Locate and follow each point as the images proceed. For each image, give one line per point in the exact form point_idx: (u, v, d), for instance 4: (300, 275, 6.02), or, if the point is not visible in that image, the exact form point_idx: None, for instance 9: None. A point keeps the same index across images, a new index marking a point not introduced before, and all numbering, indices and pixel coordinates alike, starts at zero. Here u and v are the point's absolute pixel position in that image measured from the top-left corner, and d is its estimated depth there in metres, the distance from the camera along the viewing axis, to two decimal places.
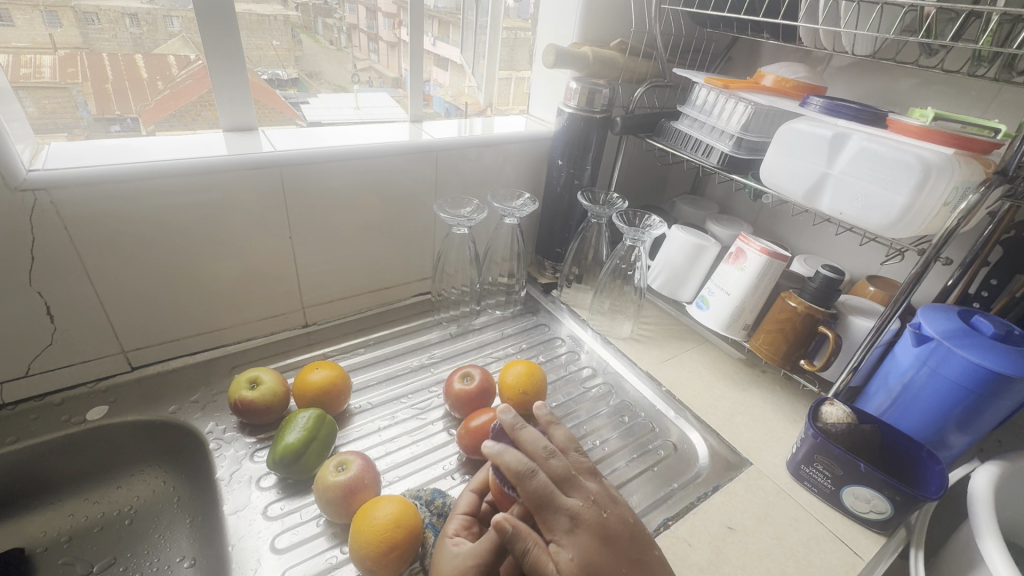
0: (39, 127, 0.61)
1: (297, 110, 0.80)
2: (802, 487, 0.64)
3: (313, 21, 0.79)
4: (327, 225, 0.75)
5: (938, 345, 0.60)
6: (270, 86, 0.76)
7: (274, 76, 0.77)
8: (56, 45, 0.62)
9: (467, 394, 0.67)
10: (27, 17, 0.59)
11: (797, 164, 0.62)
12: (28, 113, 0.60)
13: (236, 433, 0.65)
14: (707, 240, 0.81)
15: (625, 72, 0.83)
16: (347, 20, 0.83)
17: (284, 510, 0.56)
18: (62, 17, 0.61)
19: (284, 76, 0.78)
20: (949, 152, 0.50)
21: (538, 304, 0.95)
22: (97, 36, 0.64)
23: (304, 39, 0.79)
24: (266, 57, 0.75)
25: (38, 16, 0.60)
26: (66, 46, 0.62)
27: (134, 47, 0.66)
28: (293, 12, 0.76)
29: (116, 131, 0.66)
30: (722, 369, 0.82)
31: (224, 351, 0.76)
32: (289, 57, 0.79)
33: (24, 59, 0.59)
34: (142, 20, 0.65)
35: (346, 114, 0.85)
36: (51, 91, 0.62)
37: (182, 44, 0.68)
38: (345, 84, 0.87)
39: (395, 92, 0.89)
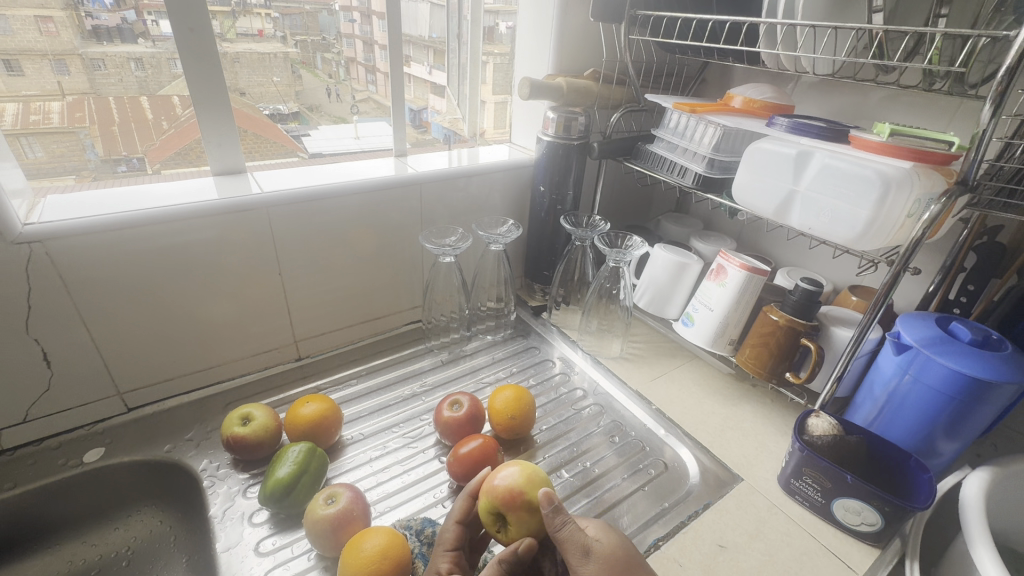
0: (49, 170, 0.66)
1: (297, 142, 0.85)
2: (794, 502, 0.64)
3: (313, 56, 0.82)
4: (318, 259, 0.77)
5: (918, 354, 0.60)
6: (271, 120, 0.80)
7: (275, 111, 0.81)
8: (64, 91, 0.65)
9: (456, 422, 0.68)
10: (36, 66, 0.63)
11: (765, 182, 0.63)
12: (37, 158, 0.65)
13: (229, 469, 0.66)
14: (690, 258, 0.82)
15: (600, 100, 0.86)
16: (345, 54, 0.86)
17: (276, 545, 0.57)
18: (70, 64, 0.65)
19: (284, 110, 0.82)
20: (907, 166, 0.52)
21: (528, 327, 0.96)
22: (103, 81, 0.67)
23: (304, 74, 0.82)
24: (268, 93, 0.79)
25: (47, 65, 0.63)
26: (74, 91, 0.66)
27: (140, 89, 0.69)
28: (292, 49, 0.80)
29: (123, 171, 0.71)
30: (712, 385, 0.83)
31: (220, 387, 0.77)
32: (290, 92, 0.82)
33: (33, 106, 0.64)
34: (147, 64, 0.68)
35: (346, 145, 0.89)
36: (58, 135, 0.66)
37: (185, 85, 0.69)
38: (344, 116, 0.89)
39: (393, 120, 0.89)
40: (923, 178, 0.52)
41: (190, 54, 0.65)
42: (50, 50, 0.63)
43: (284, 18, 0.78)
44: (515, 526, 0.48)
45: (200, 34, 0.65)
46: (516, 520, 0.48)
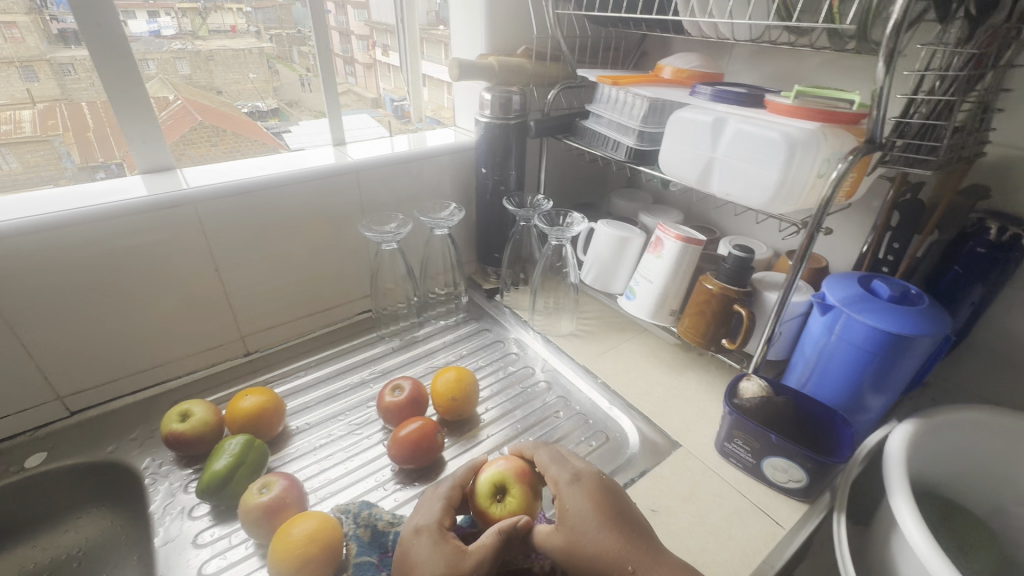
0: (24, 180, 0.68)
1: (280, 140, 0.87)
2: (728, 464, 0.65)
3: (287, 50, 0.86)
4: (256, 253, 0.77)
5: (840, 313, 0.62)
6: (251, 118, 0.86)
7: (253, 108, 0.86)
8: (34, 99, 0.68)
9: (397, 406, 0.68)
10: (5, 74, 0.65)
11: (686, 151, 0.63)
12: (13, 168, 0.68)
13: (172, 466, 0.66)
14: (631, 232, 0.83)
15: (535, 77, 0.85)
16: (324, 47, 0.86)
17: (215, 535, 0.58)
18: (38, 71, 0.66)
19: (263, 107, 0.87)
20: (812, 127, 0.52)
21: (481, 309, 0.97)
22: (73, 86, 0.68)
23: (280, 69, 0.87)
24: (244, 91, 0.84)
25: (16, 73, 0.66)
26: (45, 99, 0.68)
27: (110, 94, 0.69)
28: (267, 44, 0.84)
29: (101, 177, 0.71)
30: (658, 356, 0.84)
31: (166, 386, 0.77)
32: (267, 89, 0.87)
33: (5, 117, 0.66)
34: None
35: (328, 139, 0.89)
36: (35, 145, 0.69)
37: (160, 86, 0.73)
38: (324, 109, 0.90)
39: (374, 112, 0.98)
40: (828, 138, 0.53)
41: (99, 50, 0.63)
42: (17, 59, 0.65)
43: (257, 13, 0.82)
44: (514, 501, 0.52)
45: (108, 30, 0.63)
46: (520, 495, 0.52)
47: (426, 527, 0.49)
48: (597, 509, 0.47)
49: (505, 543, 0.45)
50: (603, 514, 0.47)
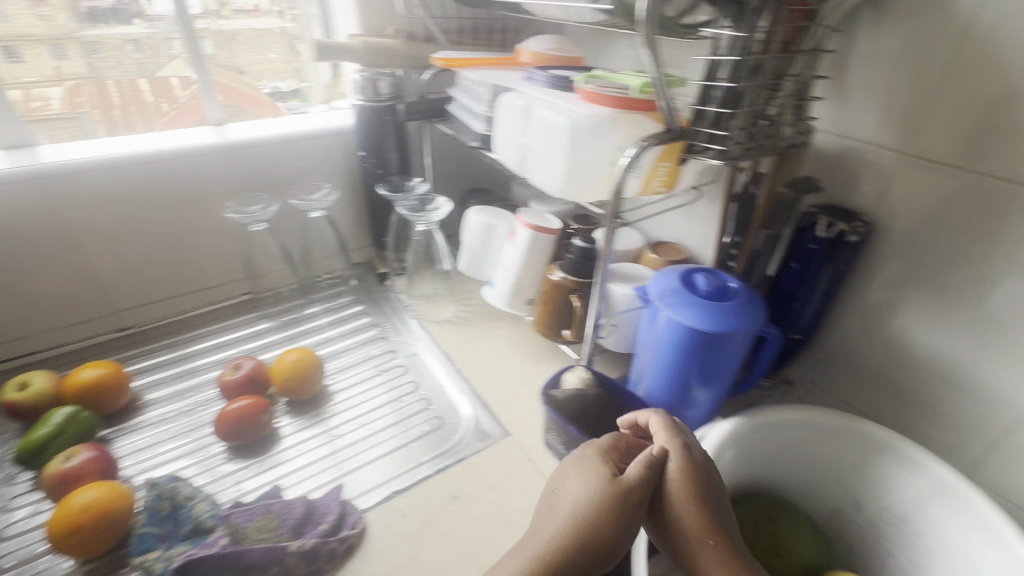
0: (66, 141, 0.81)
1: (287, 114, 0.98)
2: (549, 456, 0.65)
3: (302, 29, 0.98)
4: (122, 230, 0.79)
5: (655, 306, 0.61)
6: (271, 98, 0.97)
7: (275, 89, 0.98)
8: (63, 76, 0.81)
9: (234, 384, 0.70)
10: (36, 52, 0.77)
11: (510, 137, 0.62)
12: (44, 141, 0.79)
13: (13, 434, 0.68)
14: (499, 219, 0.82)
15: (409, 60, 0.83)
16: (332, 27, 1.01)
17: (27, 501, 0.60)
18: (68, 48, 0.80)
19: (283, 88, 0.99)
20: (598, 114, 0.51)
21: (370, 293, 0.97)
22: (100, 64, 0.83)
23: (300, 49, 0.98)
24: (265, 71, 0.96)
25: (44, 50, 0.78)
26: (74, 77, 0.82)
27: (138, 72, 0.86)
28: (288, 24, 0.94)
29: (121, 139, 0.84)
30: (524, 345, 0.83)
31: (35, 357, 0.80)
32: (287, 68, 0.98)
33: (34, 93, 0.78)
34: (143, 44, 0.85)
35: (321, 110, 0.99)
36: (58, 122, 0.81)
37: (181, 65, 0.87)
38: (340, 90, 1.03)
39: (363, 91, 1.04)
40: (620, 124, 0.51)
41: None
42: (47, 36, 0.78)
43: None
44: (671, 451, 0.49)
45: None
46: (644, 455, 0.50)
47: (604, 451, 0.48)
48: (683, 495, 0.44)
49: (661, 464, 0.46)
50: (689, 496, 0.44)
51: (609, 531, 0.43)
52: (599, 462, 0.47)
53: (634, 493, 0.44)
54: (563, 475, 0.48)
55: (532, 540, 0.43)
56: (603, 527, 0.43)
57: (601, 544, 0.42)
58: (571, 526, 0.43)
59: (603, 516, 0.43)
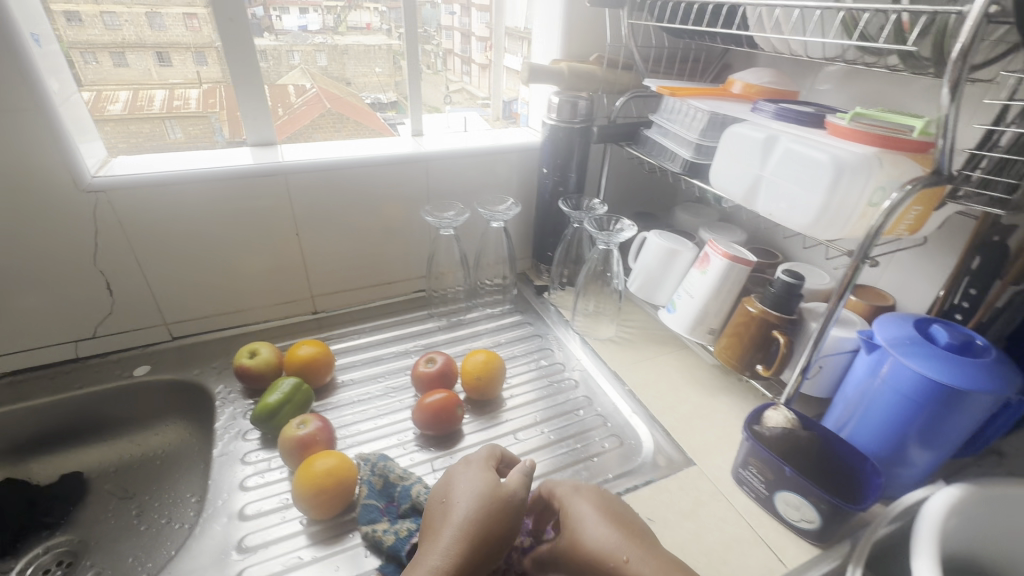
0: (188, 146, 0.84)
1: (393, 128, 0.98)
2: (741, 492, 0.63)
3: (412, 48, 0.95)
4: (331, 223, 0.87)
5: (886, 354, 0.58)
6: (372, 108, 0.97)
7: (376, 100, 0.98)
8: (201, 80, 0.83)
9: (428, 376, 0.74)
10: (182, 58, 0.81)
11: (737, 167, 0.62)
12: (179, 137, 0.84)
13: (239, 395, 0.77)
14: (682, 245, 0.82)
15: (605, 85, 0.87)
16: (444, 46, 0.99)
17: (260, 457, 0.67)
18: (206, 56, 0.81)
19: (383, 99, 0.98)
20: (866, 152, 0.50)
21: (528, 304, 1.00)
22: (230, 69, 0.83)
23: (403, 64, 0.96)
24: (370, 83, 0.97)
25: (190, 57, 0.81)
26: (209, 81, 0.83)
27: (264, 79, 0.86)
28: (395, 42, 0.93)
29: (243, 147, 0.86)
30: (693, 374, 0.82)
31: (245, 329, 0.90)
32: (389, 82, 0.97)
33: (177, 93, 0.83)
34: (270, 55, 0.85)
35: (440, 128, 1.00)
36: (194, 120, 0.84)
37: (299, 75, 0.90)
38: (438, 105, 1.03)
39: (483, 112, 1.06)
40: (885, 164, 0.50)
41: (230, 41, 0.76)
42: (192, 45, 0.81)
43: (390, 13, 0.91)
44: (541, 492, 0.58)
45: (238, 23, 0.75)
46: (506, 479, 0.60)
47: (474, 462, 0.57)
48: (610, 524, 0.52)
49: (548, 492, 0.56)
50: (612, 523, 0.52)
51: (496, 531, 0.50)
52: (487, 467, 0.56)
53: (519, 496, 0.53)
54: (450, 480, 0.55)
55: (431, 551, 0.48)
56: (502, 517, 0.51)
57: (493, 536, 0.50)
58: (459, 531, 0.49)
59: (503, 510, 0.51)
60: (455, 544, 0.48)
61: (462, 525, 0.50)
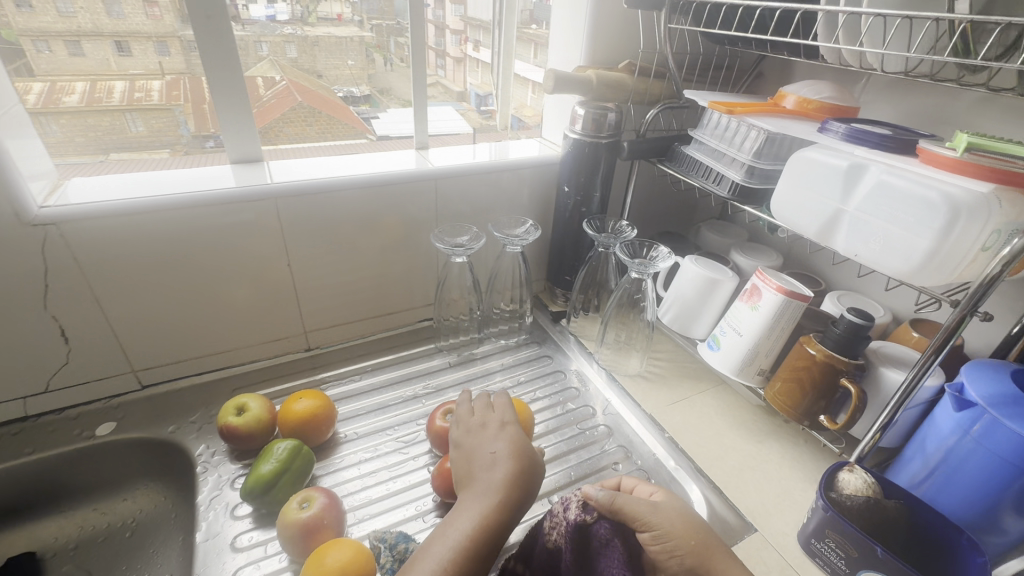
0: (147, 143, 0.73)
1: (368, 124, 0.86)
2: (813, 565, 0.56)
3: (387, 40, 0.82)
4: (329, 251, 0.77)
5: (983, 413, 0.51)
6: (344, 102, 0.84)
7: (348, 93, 0.83)
8: (164, 71, 0.69)
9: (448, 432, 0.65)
10: (144, 48, 0.68)
11: (809, 198, 0.55)
12: (139, 131, 0.72)
13: (223, 457, 0.66)
14: (723, 274, 0.74)
15: (634, 94, 0.79)
16: None
17: (253, 541, 0.57)
18: (171, 47, 0.68)
19: (357, 93, 0.84)
20: (985, 190, 0.43)
21: (545, 333, 0.91)
22: (197, 61, 0.68)
23: (377, 58, 0.84)
24: (342, 76, 0.82)
25: (151, 47, 0.68)
26: (173, 72, 0.69)
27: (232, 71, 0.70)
28: (367, 33, 0.81)
29: (212, 147, 0.74)
30: (736, 416, 0.75)
31: (228, 372, 0.79)
32: (362, 75, 0.84)
33: (138, 84, 0.69)
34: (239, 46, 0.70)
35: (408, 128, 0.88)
36: (157, 112, 0.71)
37: (269, 67, 0.75)
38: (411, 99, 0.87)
39: (458, 105, 0.95)
40: (1003, 205, 0.43)
41: (208, 41, 0.64)
42: (154, 34, 0.67)
43: (363, 2, 0.79)
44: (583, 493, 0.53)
45: (215, 22, 0.64)
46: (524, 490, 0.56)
47: (505, 429, 0.59)
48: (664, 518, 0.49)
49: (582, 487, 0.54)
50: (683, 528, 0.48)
51: (519, 499, 0.52)
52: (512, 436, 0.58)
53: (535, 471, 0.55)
54: (474, 447, 0.57)
55: (459, 514, 0.50)
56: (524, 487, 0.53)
57: (516, 501, 0.52)
58: (486, 494, 0.51)
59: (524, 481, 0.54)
60: (486, 506, 0.50)
61: (493, 490, 0.52)
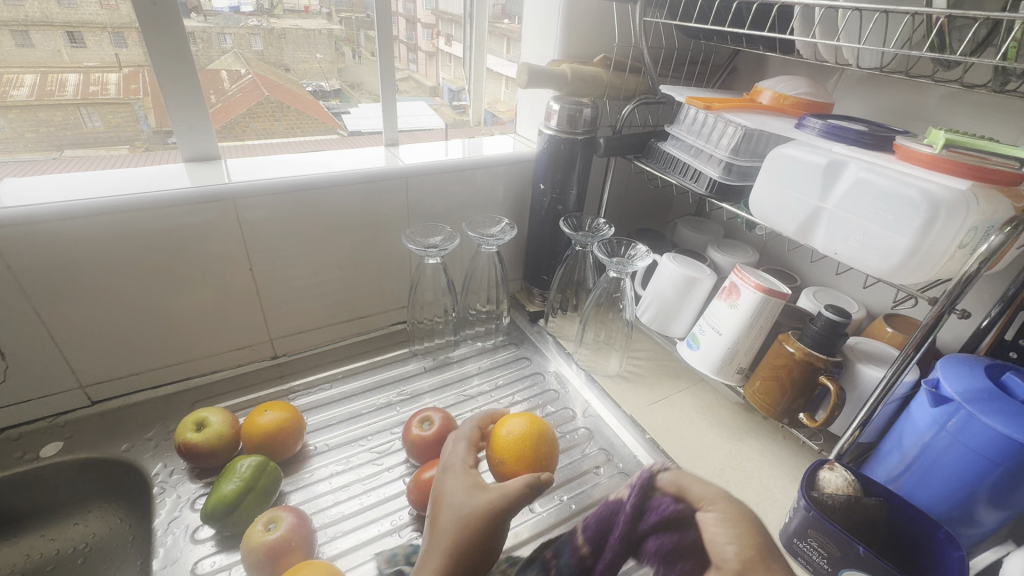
0: (106, 138, 0.67)
1: (338, 120, 0.83)
2: (795, 565, 0.56)
3: (356, 33, 0.79)
4: (295, 254, 0.73)
5: (959, 408, 0.51)
6: (315, 97, 0.80)
7: (318, 88, 0.80)
8: (121, 63, 0.65)
9: (424, 441, 0.62)
10: (98, 38, 0.63)
11: (788, 195, 0.54)
12: (97, 127, 0.67)
13: (182, 476, 0.62)
14: (700, 272, 0.74)
15: (610, 89, 0.77)
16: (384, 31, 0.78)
17: (215, 566, 0.53)
18: (128, 37, 0.63)
19: (326, 86, 0.81)
20: (964, 186, 0.42)
21: (523, 334, 0.89)
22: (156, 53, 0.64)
23: (346, 52, 0.81)
24: (311, 69, 0.79)
25: (107, 38, 0.63)
26: (132, 64, 0.65)
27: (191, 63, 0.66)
28: (337, 26, 0.78)
29: (176, 141, 0.70)
30: (715, 415, 0.75)
31: (187, 384, 0.74)
32: (332, 69, 0.81)
33: (93, 77, 0.64)
34: (198, 37, 0.66)
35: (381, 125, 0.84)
36: (118, 107, 0.67)
37: (233, 60, 0.70)
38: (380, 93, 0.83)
39: (433, 100, 0.91)
40: (981, 202, 0.42)
41: (151, 30, 0.59)
42: (110, 24, 0.62)
43: None
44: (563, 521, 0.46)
45: (162, 9, 0.59)
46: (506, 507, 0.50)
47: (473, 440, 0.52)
48: None
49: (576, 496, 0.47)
50: None
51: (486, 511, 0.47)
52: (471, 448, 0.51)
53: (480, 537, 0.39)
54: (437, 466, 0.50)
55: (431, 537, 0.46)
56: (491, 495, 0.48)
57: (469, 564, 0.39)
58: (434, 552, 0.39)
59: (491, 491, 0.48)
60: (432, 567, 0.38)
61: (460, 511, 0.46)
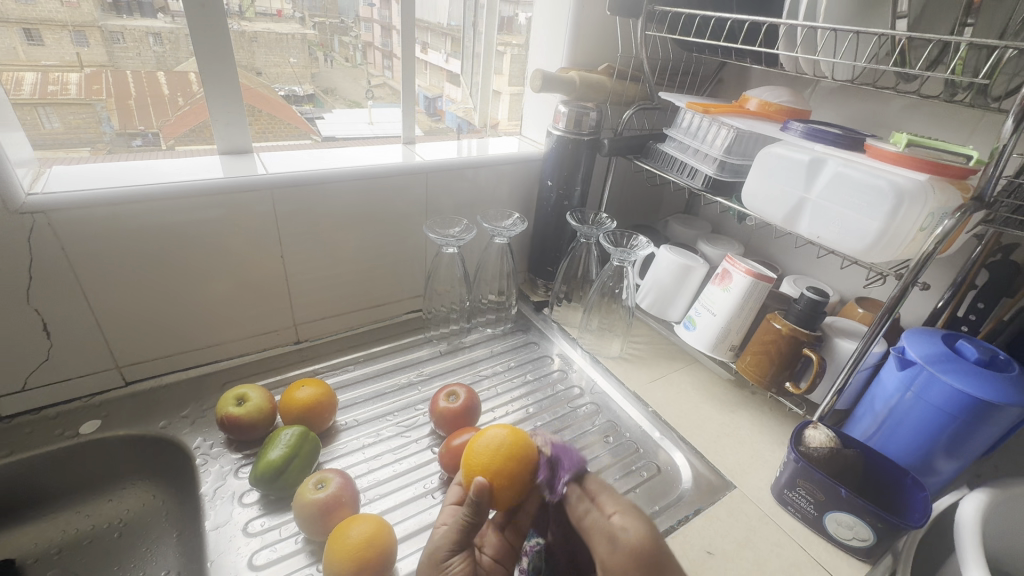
0: (63, 141, 0.66)
1: (313, 125, 0.84)
2: (786, 512, 0.63)
3: (330, 38, 0.83)
4: (321, 243, 0.77)
5: (921, 370, 0.60)
6: (287, 102, 0.80)
7: (290, 92, 0.81)
8: (82, 63, 0.66)
9: (451, 413, 0.67)
10: (56, 36, 0.63)
11: (777, 188, 0.62)
12: (54, 128, 0.65)
13: (222, 449, 0.66)
14: (695, 261, 0.81)
15: (612, 96, 0.85)
16: (362, 38, 0.86)
17: (265, 526, 0.57)
18: (89, 36, 0.65)
19: (299, 92, 0.82)
20: (922, 178, 0.51)
21: (529, 322, 0.95)
22: (121, 54, 0.67)
23: (320, 56, 0.83)
24: (283, 74, 0.79)
25: (67, 36, 0.64)
26: (92, 64, 0.66)
27: (157, 64, 0.69)
28: (310, 30, 0.80)
29: (138, 146, 0.71)
30: (710, 390, 0.82)
31: (216, 366, 0.77)
32: (305, 74, 0.82)
33: (52, 77, 0.64)
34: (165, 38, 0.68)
35: (359, 130, 0.88)
36: (74, 107, 0.67)
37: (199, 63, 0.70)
38: (358, 100, 0.89)
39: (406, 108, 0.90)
40: (935, 192, 0.50)
41: (199, 30, 0.64)
42: (70, 22, 0.64)
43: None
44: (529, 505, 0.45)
45: (211, 10, 0.64)
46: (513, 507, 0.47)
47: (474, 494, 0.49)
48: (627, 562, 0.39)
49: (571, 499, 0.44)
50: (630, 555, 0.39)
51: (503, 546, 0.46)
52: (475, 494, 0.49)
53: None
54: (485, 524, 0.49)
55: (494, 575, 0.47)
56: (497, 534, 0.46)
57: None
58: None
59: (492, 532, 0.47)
60: None
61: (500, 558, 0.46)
